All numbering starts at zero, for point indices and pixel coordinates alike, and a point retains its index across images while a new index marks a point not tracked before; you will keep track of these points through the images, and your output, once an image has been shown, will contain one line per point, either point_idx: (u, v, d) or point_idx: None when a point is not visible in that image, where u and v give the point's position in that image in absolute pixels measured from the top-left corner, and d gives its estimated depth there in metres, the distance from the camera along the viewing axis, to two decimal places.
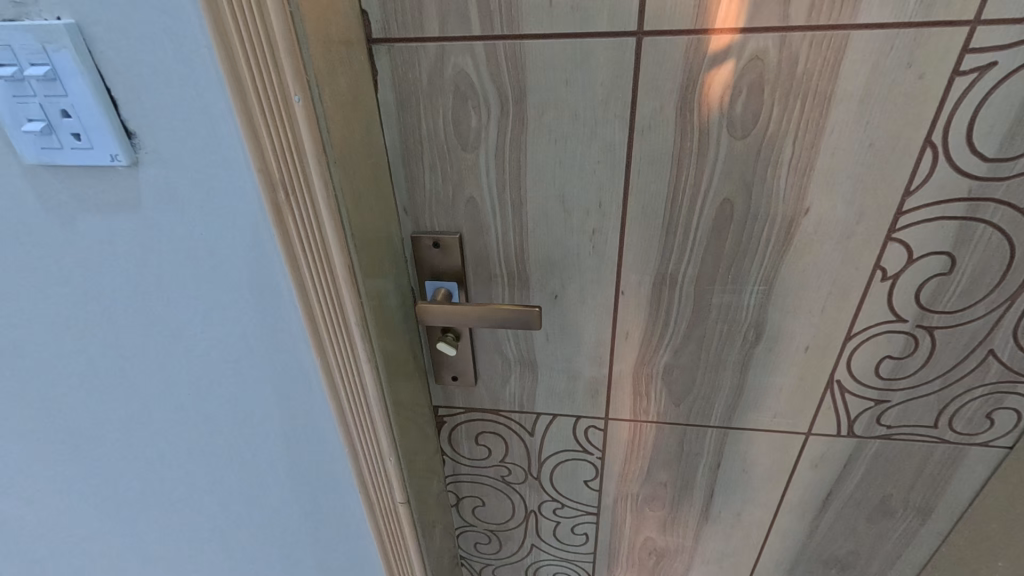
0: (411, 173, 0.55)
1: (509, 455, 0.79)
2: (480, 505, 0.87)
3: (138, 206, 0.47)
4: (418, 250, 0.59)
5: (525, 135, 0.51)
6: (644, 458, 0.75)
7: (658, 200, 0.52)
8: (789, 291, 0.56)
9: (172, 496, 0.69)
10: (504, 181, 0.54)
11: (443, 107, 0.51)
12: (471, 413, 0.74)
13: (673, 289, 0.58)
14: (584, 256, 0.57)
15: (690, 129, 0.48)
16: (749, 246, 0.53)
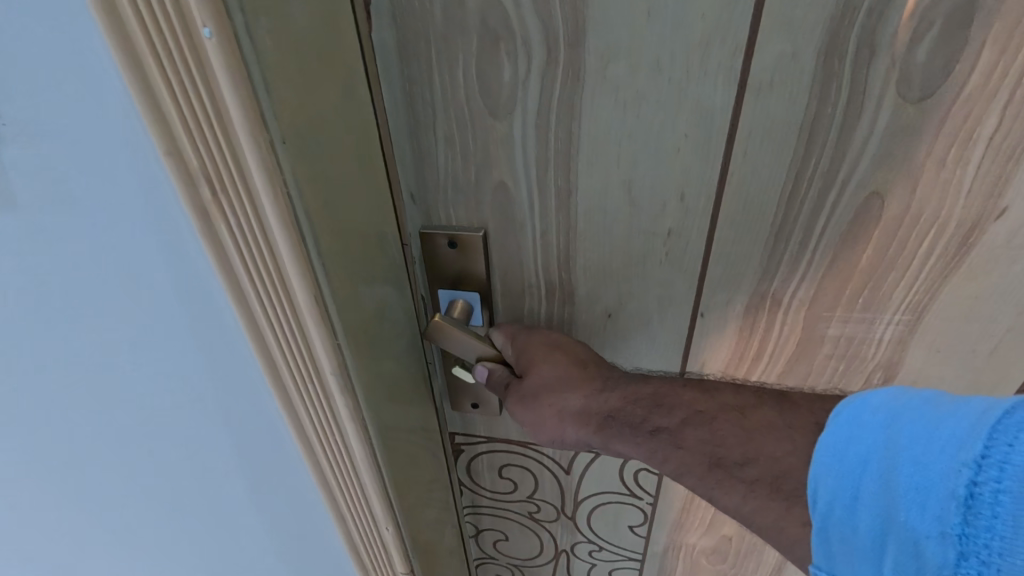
0: (420, 148, 0.40)
1: (539, 492, 0.65)
2: (502, 539, 0.75)
3: (21, 204, 0.34)
4: (431, 252, 0.45)
5: (582, 94, 0.35)
6: (707, 508, 0.61)
7: (769, 192, 0.36)
8: (947, 323, 0.40)
9: (127, 550, 0.57)
10: (548, 161, 0.39)
11: (465, 54, 0.35)
12: (494, 443, 0.61)
13: (775, 315, 0.42)
14: (653, 265, 0.42)
15: (834, 87, 0.32)
16: (898, 258, 0.37)
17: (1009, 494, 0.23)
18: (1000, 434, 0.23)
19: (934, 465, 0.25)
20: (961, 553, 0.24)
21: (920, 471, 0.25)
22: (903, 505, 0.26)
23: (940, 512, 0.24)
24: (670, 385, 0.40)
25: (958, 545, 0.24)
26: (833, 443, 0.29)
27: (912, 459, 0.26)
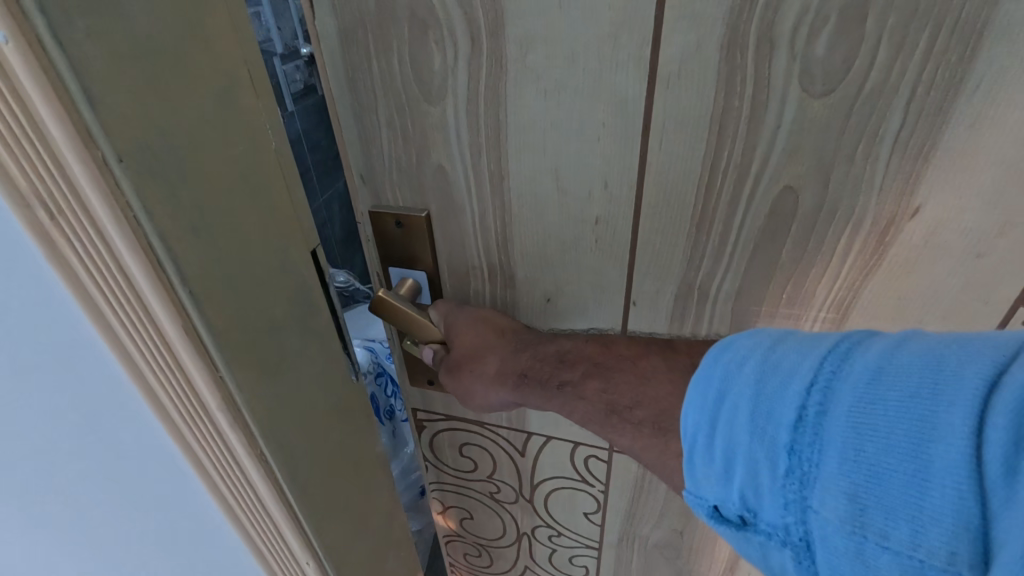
0: (364, 130, 0.42)
1: (498, 473, 0.67)
2: (467, 518, 0.77)
3: None
4: (379, 232, 0.47)
5: (506, 81, 0.37)
6: (656, 500, 0.61)
7: (687, 183, 0.37)
8: (874, 323, 0.40)
9: None
10: (480, 146, 0.40)
11: (398, 40, 0.37)
12: (452, 421, 0.63)
13: (704, 307, 0.43)
14: (584, 252, 0.43)
15: (738, 80, 0.32)
16: (819, 255, 0.37)
17: (833, 411, 0.25)
18: (829, 362, 0.26)
19: (775, 396, 0.27)
20: (791, 468, 0.26)
21: (763, 401, 0.28)
22: (748, 432, 0.28)
23: (777, 435, 0.27)
24: (575, 343, 0.44)
25: (789, 461, 0.26)
26: (698, 382, 0.30)
27: (759, 392, 0.28)
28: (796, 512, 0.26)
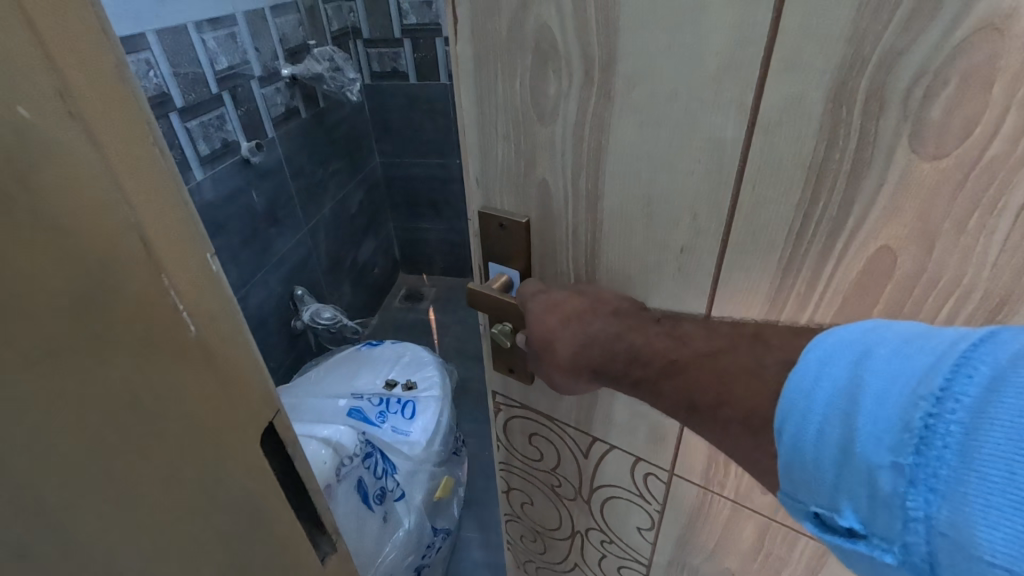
0: (484, 142, 0.48)
1: (560, 468, 0.71)
2: (528, 503, 0.82)
3: None
4: (486, 229, 0.53)
5: (611, 112, 0.40)
6: (711, 533, 0.61)
7: (777, 226, 0.37)
8: None
9: None
10: (582, 167, 0.44)
11: (521, 67, 0.42)
12: (526, 410, 0.68)
13: None
14: (666, 277, 0.45)
15: (841, 132, 0.32)
16: (913, 319, 0.36)
17: (960, 424, 0.24)
18: (959, 372, 0.25)
19: (890, 400, 0.27)
20: (909, 479, 0.25)
21: (877, 405, 0.27)
22: (860, 434, 0.28)
23: (890, 438, 0.26)
24: (643, 338, 0.43)
25: (908, 472, 0.25)
26: (800, 381, 0.31)
27: (874, 397, 0.27)
28: (913, 527, 0.25)
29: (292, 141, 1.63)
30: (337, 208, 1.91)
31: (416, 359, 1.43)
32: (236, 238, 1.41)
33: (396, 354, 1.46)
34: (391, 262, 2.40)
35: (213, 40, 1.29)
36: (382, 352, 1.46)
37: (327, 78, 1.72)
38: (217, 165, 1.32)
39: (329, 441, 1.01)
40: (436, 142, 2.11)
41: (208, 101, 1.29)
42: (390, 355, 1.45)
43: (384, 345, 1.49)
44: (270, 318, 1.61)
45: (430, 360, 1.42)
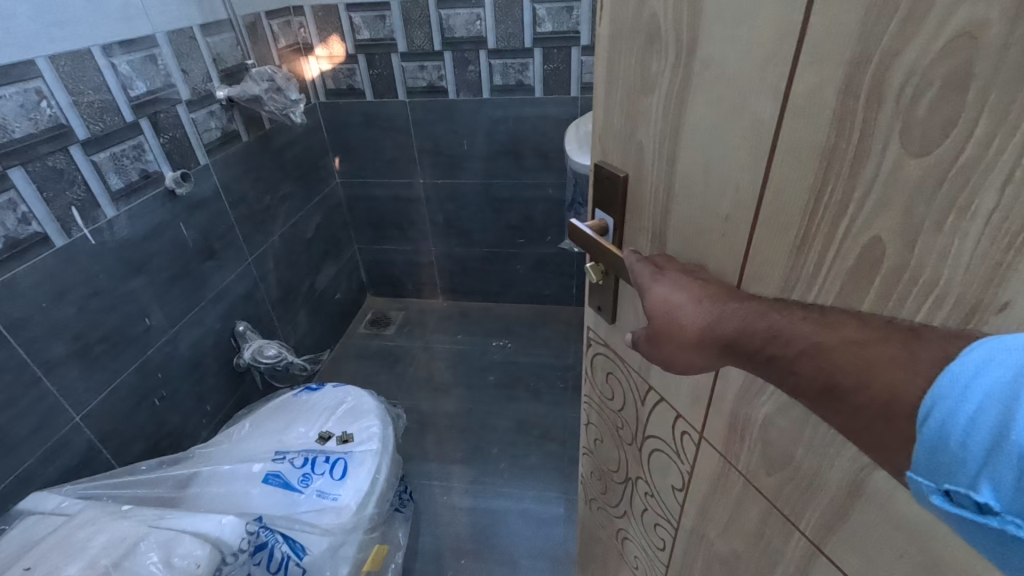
0: (608, 103, 0.53)
1: (625, 410, 0.74)
2: (599, 439, 0.85)
3: None
4: (598, 178, 0.58)
5: (688, 90, 0.42)
6: (726, 505, 0.60)
7: (793, 207, 0.38)
8: None
9: None
10: (665, 137, 0.47)
11: (633, 49, 0.46)
12: (606, 347, 0.71)
13: None
14: (713, 240, 0.46)
15: (847, 124, 0.33)
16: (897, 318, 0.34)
17: None
18: None
19: None
20: None
21: None
22: None
23: None
24: (788, 319, 0.35)
25: None
26: (959, 370, 0.26)
27: None
28: None
29: (229, 168, 1.33)
30: (290, 230, 1.62)
31: (360, 407, 1.10)
32: (160, 275, 1.13)
33: (336, 401, 1.12)
34: (354, 287, 2.10)
35: (126, 65, 1.03)
36: (322, 398, 1.12)
37: (270, 101, 1.35)
38: (136, 198, 1.06)
39: (202, 536, 0.71)
40: (396, 161, 1.83)
41: (123, 130, 1.03)
42: (330, 403, 1.11)
43: (331, 387, 1.16)
44: (208, 357, 1.29)
45: (375, 409, 1.09)
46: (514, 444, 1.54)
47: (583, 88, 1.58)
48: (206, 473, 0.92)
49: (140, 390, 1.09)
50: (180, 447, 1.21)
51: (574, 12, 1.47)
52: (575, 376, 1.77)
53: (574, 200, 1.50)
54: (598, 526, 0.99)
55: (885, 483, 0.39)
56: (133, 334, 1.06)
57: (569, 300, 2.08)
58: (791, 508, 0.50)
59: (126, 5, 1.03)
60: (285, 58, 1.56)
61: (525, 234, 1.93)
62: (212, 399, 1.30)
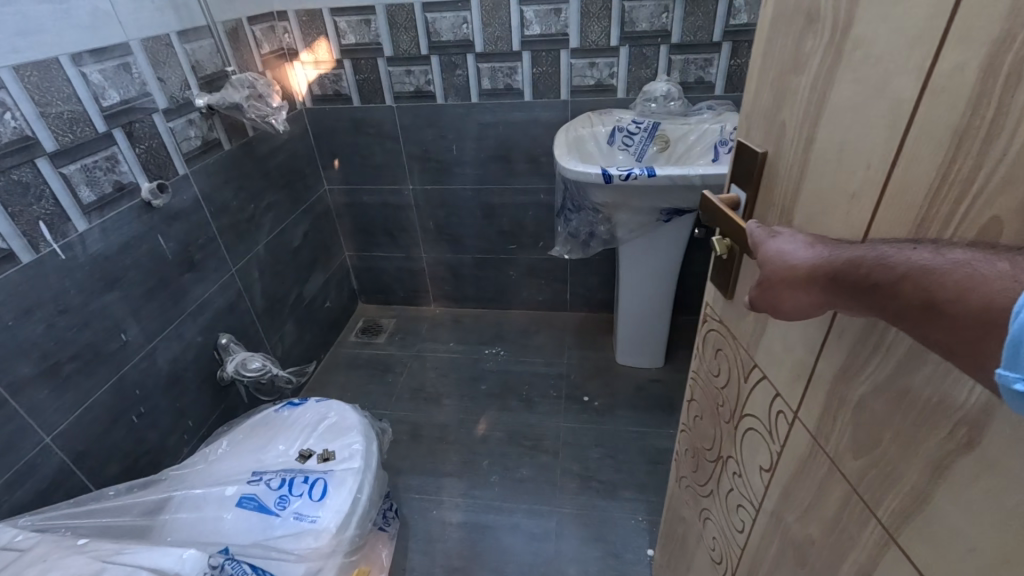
0: (758, 86, 0.53)
1: (727, 387, 0.70)
2: (698, 416, 0.82)
3: None
4: (738, 154, 0.57)
5: (836, 67, 0.42)
6: (807, 488, 0.54)
7: (917, 188, 0.36)
8: None
9: None
10: (806, 117, 0.46)
11: (792, 29, 0.46)
12: (722, 318, 0.69)
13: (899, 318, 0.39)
14: (836, 219, 0.44)
15: (985, 101, 0.31)
16: None
17: None
18: None
19: None
20: None
21: None
22: None
23: None
24: (891, 248, 0.33)
25: None
26: None
27: None
28: None
29: (210, 177, 1.31)
30: (275, 238, 1.59)
31: (342, 423, 1.06)
32: (135, 289, 1.10)
33: (319, 416, 1.09)
34: (345, 296, 2.08)
35: (98, 73, 1.00)
36: (304, 413, 1.09)
37: (250, 109, 1.32)
38: (111, 211, 1.04)
39: (160, 573, 0.66)
40: (384, 167, 1.80)
41: (95, 141, 1.00)
42: (311, 419, 1.08)
43: (314, 402, 1.13)
44: (188, 371, 1.26)
45: (359, 425, 1.06)
46: (506, 457, 1.50)
47: (573, 90, 1.55)
48: (179, 498, 0.90)
49: (116, 408, 1.06)
50: (159, 464, 1.18)
51: (562, 14, 1.44)
52: (568, 385, 1.74)
53: (564, 206, 1.47)
54: (683, 505, 0.93)
55: (970, 470, 0.35)
56: (107, 351, 1.04)
57: (563, 305, 2.05)
58: (871, 493, 0.45)
59: (95, 12, 1.00)
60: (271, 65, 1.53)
61: (517, 240, 1.90)
62: (193, 414, 1.27)
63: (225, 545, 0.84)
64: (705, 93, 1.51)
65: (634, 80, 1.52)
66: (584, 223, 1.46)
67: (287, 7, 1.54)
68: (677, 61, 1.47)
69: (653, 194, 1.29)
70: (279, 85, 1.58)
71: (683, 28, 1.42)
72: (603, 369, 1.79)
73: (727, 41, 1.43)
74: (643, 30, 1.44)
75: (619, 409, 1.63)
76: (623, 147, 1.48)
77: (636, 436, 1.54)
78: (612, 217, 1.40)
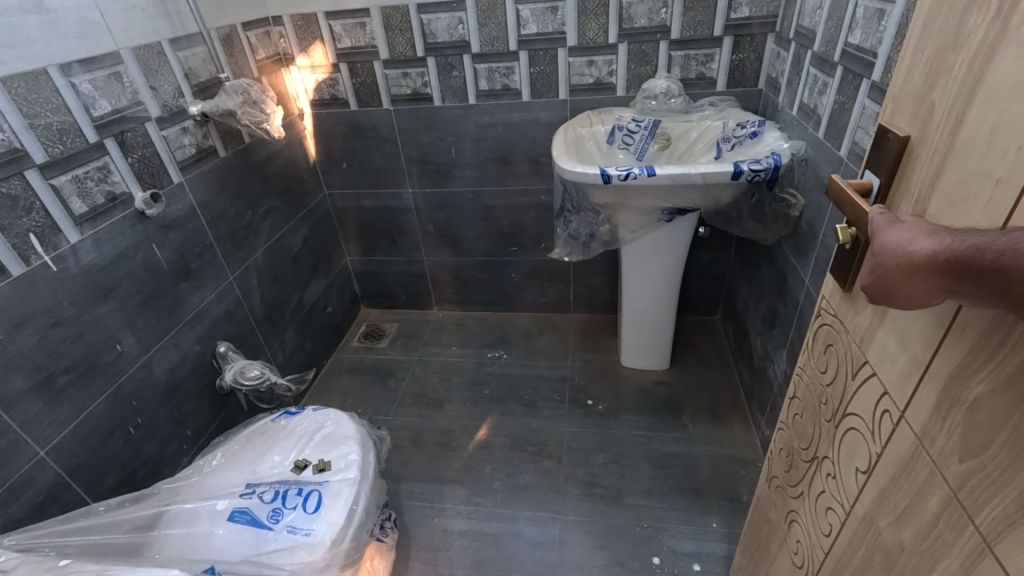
0: (909, 67, 0.51)
1: (832, 385, 0.66)
2: (797, 415, 0.76)
3: None
4: (877, 137, 0.54)
5: (999, 43, 0.40)
6: (905, 491, 0.51)
7: None
8: None
9: None
10: (957, 97, 0.44)
11: (957, 3, 0.44)
12: (837, 313, 0.64)
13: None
14: (976, 205, 0.42)
15: None
16: None
17: None
18: None
19: None
20: None
21: None
22: None
23: None
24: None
25: None
26: None
27: None
28: None
29: (206, 185, 1.30)
30: (274, 246, 1.59)
31: (339, 432, 1.05)
32: (130, 299, 1.10)
33: (316, 425, 1.08)
34: (347, 301, 2.07)
35: (89, 84, 1.00)
36: (302, 422, 1.09)
37: (244, 116, 1.30)
38: (104, 222, 1.03)
39: None
40: (383, 171, 1.79)
41: (86, 152, 0.99)
42: (308, 428, 1.07)
43: (311, 410, 1.12)
44: (187, 380, 1.25)
45: (354, 434, 1.04)
46: (510, 462, 1.49)
47: (571, 90, 1.53)
48: (171, 513, 0.90)
49: (112, 420, 1.06)
50: (159, 474, 1.17)
51: (558, 12, 1.42)
52: (571, 388, 1.71)
53: (563, 208, 1.45)
54: (769, 506, 0.87)
55: None
56: (102, 363, 1.03)
57: (567, 307, 2.03)
58: (973, 500, 0.42)
59: (85, 23, 0.99)
60: (267, 71, 1.52)
61: (519, 242, 1.88)
62: (192, 423, 1.27)
63: (212, 564, 0.83)
64: (707, 89, 1.48)
65: (633, 77, 1.49)
66: (585, 224, 1.44)
67: (282, 12, 1.53)
68: (677, 57, 1.44)
69: (652, 194, 1.26)
70: (276, 91, 1.57)
71: (683, 23, 1.39)
72: (607, 371, 1.76)
73: (728, 35, 1.40)
74: (642, 26, 1.41)
75: (625, 412, 1.60)
76: (623, 146, 1.45)
77: (642, 440, 1.51)
78: (613, 217, 1.37)
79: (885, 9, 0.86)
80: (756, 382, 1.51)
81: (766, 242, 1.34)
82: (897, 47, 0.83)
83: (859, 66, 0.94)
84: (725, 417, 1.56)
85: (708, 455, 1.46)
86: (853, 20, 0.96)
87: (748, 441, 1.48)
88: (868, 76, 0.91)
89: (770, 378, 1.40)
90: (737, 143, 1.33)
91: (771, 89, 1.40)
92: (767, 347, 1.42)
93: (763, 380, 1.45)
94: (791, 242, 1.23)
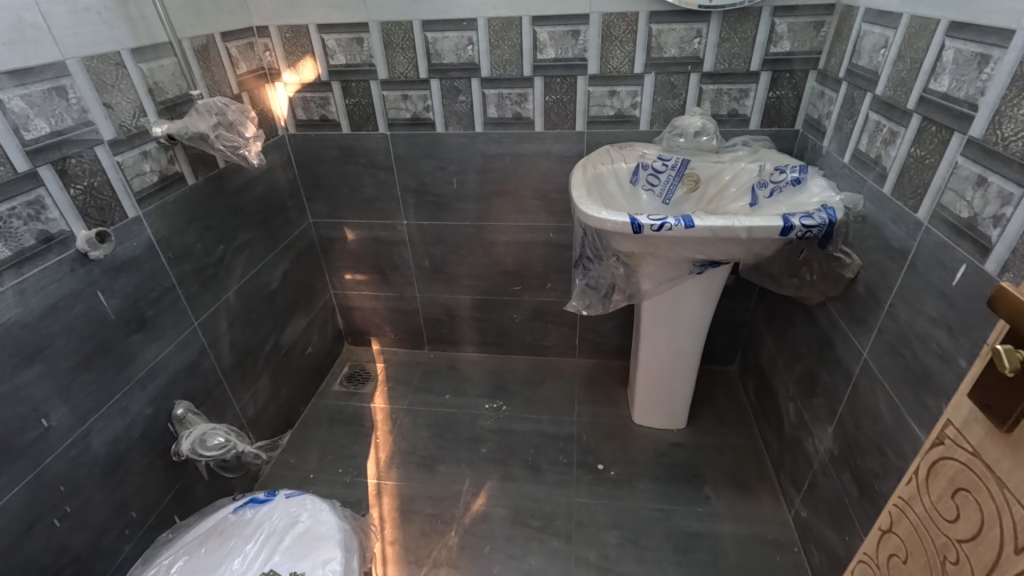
0: None
1: (968, 544, 0.50)
2: (899, 560, 0.60)
3: None
4: None
5: None
6: None
7: None
8: None
9: None
10: None
11: None
12: (977, 454, 0.49)
13: None
14: None
15: None
16: None
17: None
18: None
19: None
20: None
21: None
22: None
23: None
24: None
25: None
26: None
27: None
28: None
29: (169, 217, 1.11)
30: (248, 283, 1.39)
31: (315, 531, 0.87)
32: (64, 361, 0.90)
33: (289, 519, 0.89)
34: (329, 338, 1.87)
35: (21, 100, 0.81)
36: (271, 514, 0.90)
37: (218, 140, 1.11)
38: (32, 269, 0.84)
39: None
40: (376, 200, 1.62)
41: (11, 183, 0.80)
42: (279, 523, 0.88)
43: (284, 496, 0.93)
44: (133, 452, 1.04)
45: (336, 533, 0.85)
46: (512, 540, 1.30)
47: (589, 121, 1.38)
48: None
49: (31, 513, 0.85)
50: (91, 572, 0.95)
51: (580, 37, 1.28)
52: (579, 449, 1.54)
53: (581, 255, 1.29)
54: None
55: None
56: (20, 444, 0.83)
57: (572, 352, 1.86)
58: None
59: (20, 25, 0.81)
60: (247, 88, 1.35)
61: (522, 281, 1.71)
62: (139, 502, 1.05)
63: None
64: (738, 127, 1.35)
65: (659, 111, 1.35)
66: (604, 274, 1.28)
67: (268, 22, 1.37)
68: (708, 91, 1.31)
69: (685, 245, 1.11)
70: (257, 109, 1.39)
71: (717, 54, 1.26)
72: (617, 429, 1.60)
73: (766, 70, 1.27)
74: (671, 56, 1.27)
75: (641, 480, 1.43)
76: (648, 186, 1.31)
77: (661, 515, 1.34)
78: (638, 267, 1.22)
79: (992, 54, 0.73)
80: (788, 451, 1.36)
81: (809, 301, 1.19)
82: (1010, 100, 0.70)
83: (946, 117, 0.81)
84: (752, 489, 1.40)
85: (736, 537, 1.29)
86: (938, 65, 0.83)
87: (780, 520, 1.32)
88: (961, 130, 0.78)
89: (808, 452, 1.24)
90: (776, 190, 1.19)
91: (812, 131, 1.27)
92: (804, 416, 1.27)
93: (798, 452, 1.30)
94: (842, 305, 1.09)
